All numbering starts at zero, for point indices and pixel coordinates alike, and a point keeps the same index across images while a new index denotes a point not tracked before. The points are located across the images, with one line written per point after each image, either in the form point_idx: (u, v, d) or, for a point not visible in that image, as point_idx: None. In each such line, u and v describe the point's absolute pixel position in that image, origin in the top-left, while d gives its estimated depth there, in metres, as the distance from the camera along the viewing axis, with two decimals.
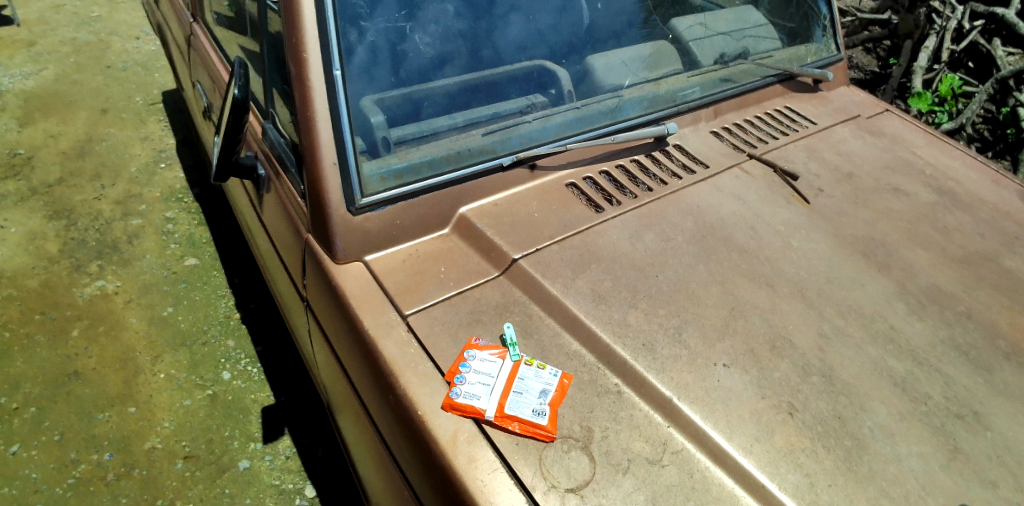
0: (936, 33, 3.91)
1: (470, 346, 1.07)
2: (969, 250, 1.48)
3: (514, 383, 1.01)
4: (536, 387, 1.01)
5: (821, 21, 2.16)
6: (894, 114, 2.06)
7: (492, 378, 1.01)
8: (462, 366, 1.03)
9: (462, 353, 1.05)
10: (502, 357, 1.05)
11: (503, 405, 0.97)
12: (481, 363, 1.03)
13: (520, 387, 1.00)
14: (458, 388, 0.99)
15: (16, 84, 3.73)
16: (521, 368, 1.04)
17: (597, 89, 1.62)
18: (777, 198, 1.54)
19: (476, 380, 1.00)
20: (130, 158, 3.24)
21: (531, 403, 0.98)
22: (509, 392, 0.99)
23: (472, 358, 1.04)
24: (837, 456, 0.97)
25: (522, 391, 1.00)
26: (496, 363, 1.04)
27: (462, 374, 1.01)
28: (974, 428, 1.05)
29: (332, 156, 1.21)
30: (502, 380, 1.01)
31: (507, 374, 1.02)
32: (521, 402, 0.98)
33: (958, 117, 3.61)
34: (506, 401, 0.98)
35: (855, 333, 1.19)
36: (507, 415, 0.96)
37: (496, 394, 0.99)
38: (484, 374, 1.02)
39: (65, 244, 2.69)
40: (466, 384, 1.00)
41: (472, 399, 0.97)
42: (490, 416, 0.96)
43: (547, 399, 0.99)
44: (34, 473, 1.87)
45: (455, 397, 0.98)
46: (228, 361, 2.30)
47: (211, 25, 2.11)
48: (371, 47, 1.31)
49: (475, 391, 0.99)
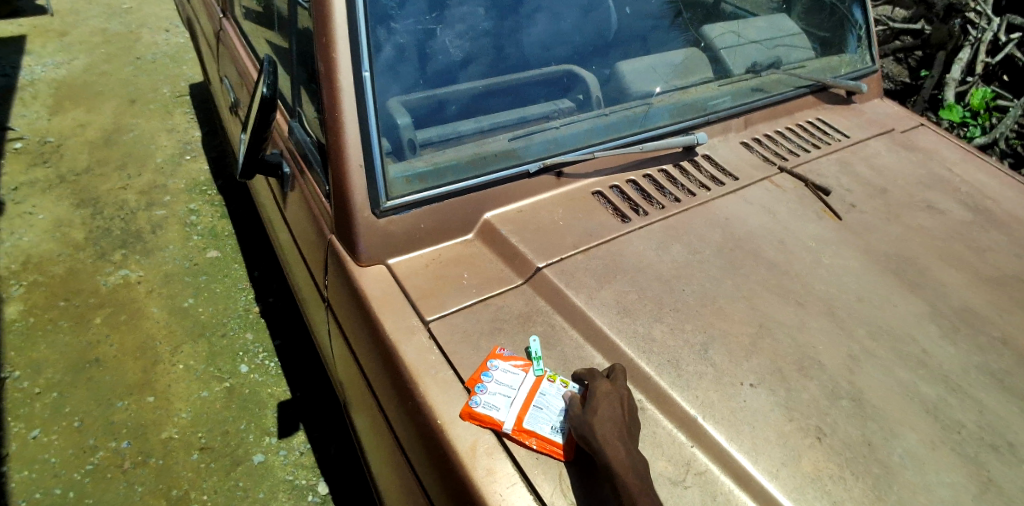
0: (971, 45, 3.83)
1: (492, 354, 1.05)
2: (1006, 272, 1.43)
3: (536, 398, 0.98)
4: (558, 405, 0.98)
5: (856, 30, 2.11)
6: (930, 129, 2.01)
7: (513, 392, 0.99)
8: (484, 374, 1.01)
9: (485, 362, 1.04)
10: (526, 369, 1.03)
11: (523, 419, 0.95)
12: (504, 374, 1.01)
13: (542, 403, 0.97)
14: (478, 397, 0.97)
15: (48, 73, 3.82)
16: (543, 383, 1.01)
17: (625, 95, 1.60)
18: (807, 212, 1.51)
19: (495, 390, 0.98)
20: (156, 149, 3.29)
21: (552, 422, 0.95)
22: (529, 406, 0.97)
23: (494, 368, 1.01)
24: (865, 484, 0.94)
25: (543, 408, 0.97)
26: (518, 375, 1.01)
27: (483, 382, 0.99)
28: (1009, 460, 1.01)
29: (358, 157, 1.20)
30: (522, 394, 0.99)
31: (529, 387, 1.00)
32: (543, 421, 0.95)
33: (990, 132, 3.53)
34: (527, 415, 0.96)
35: (885, 356, 1.15)
36: (525, 429, 0.94)
37: (517, 408, 0.96)
38: (505, 385, 0.99)
39: (90, 232, 2.73)
40: (485, 394, 0.98)
41: (491, 410, 0.96)
42: (508, 429, 0.94)
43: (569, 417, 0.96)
44: (53, 457, 1.90)
45: (474, 405, 0.97)
46: (246, 354, 2.31)
47: (240, 20, 2.13)
48: (399, 47, 1.30)
49: (494, 402, 0.97)
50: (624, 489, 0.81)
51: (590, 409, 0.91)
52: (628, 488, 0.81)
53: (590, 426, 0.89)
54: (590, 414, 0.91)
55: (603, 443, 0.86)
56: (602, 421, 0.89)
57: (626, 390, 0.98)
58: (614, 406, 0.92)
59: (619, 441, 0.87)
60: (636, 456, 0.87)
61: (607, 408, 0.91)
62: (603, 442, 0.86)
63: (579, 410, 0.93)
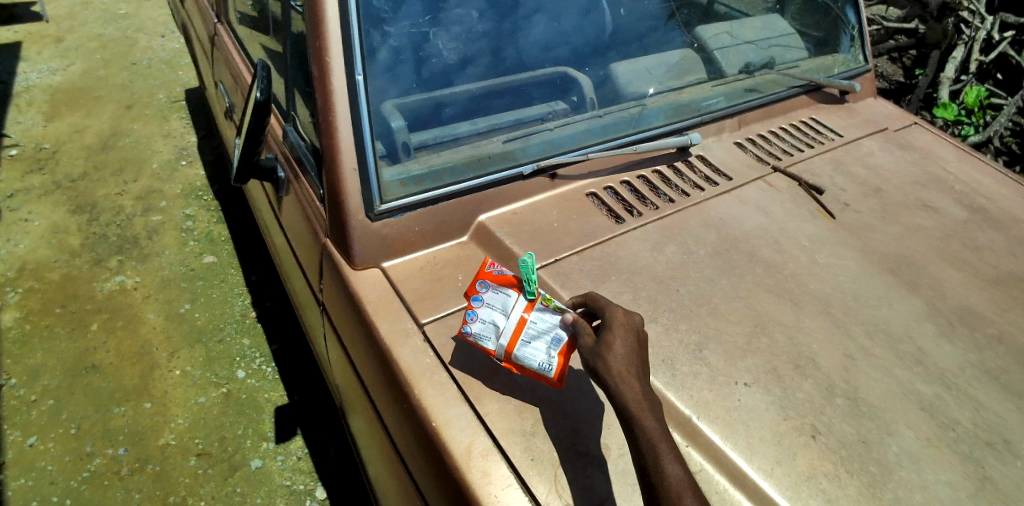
0: (964, 44, 3.84)
1: (482, 273, 1.04)
2: (1001, 270, 1.44)
3: (527, 325, 0.97)
4: (549, 333, 0.96)
5: (850, 30, 2.12)
6: (924, 127, 2.01)
7: (503, 319, 0.98)
8: (475, 298, 1.02)
9: (476, 282, 1.03)
10: (519, 293, 1.01)
11: (510, 349, 0.96)
12: (493, 297, 1.01)
13: (532, 332, 0.96)
14: (470, 326, 1.00)
15: (44, 79, 3.82)
16: (536, 308, 0.98)
17: (621, 96, 1.60)
18: (802, 211, 1.51)
19: (486, 316, 1.00)
20: (152, 154, 3.28)
21: (541, 354, 0.95)
22: (518, 336, 0.96)
23: (484, 291, 1.02)
24: (861, 481, 0.94)
25: (533, 338, 0.96)
26: (510, 299, 1.00)
27: (475, 308, 1.01)
28: (1005, 457, 1.02)
29: (352, 160, 1.21)
30: (511, 320, 0.98)
31: (521, 312, 0.98)
32: (532, 353, 0.95)
33: (985, 130, 3.53)
34: (515, 345, 0.96)
35: (881, 355, 1.15)
36: (514, 360, 0.96)
37: (504, 338, 0.97)
38: (494, 310, 1.00)
39: (86, 238, 2.72)
40: (477, 320, 1.00)
41: (482, 339, 0.99)
42: (499, 357, 0.98)
43: (559, 349, 0.95)
44: (50, 464, 1.89)
45: (466, 331, 1.01)
46: (243, 360, 2.31)
47: (235, 25, 2.13)
48: (394, 50, 1.31)
49: (485, 332, 0.99)
50: (642, 428, 0.80)
51: (604, 343, 0.89)
52: (646, 427, 0.80)
53: (603, 361, 0.86)
54: (603, 348, 0.88)
55: (620, 379, 0.83)
56: (617, 356, 0.87)
57: (638, 323, 0.95)
58: (627, 339, 0.90)
59: (635, 376, 0.84)
60: (651, 393, 0.85)
61: (621, 342, 0.89)
62: (619, 380, 0.83)
63: (591, 341, 0.90)
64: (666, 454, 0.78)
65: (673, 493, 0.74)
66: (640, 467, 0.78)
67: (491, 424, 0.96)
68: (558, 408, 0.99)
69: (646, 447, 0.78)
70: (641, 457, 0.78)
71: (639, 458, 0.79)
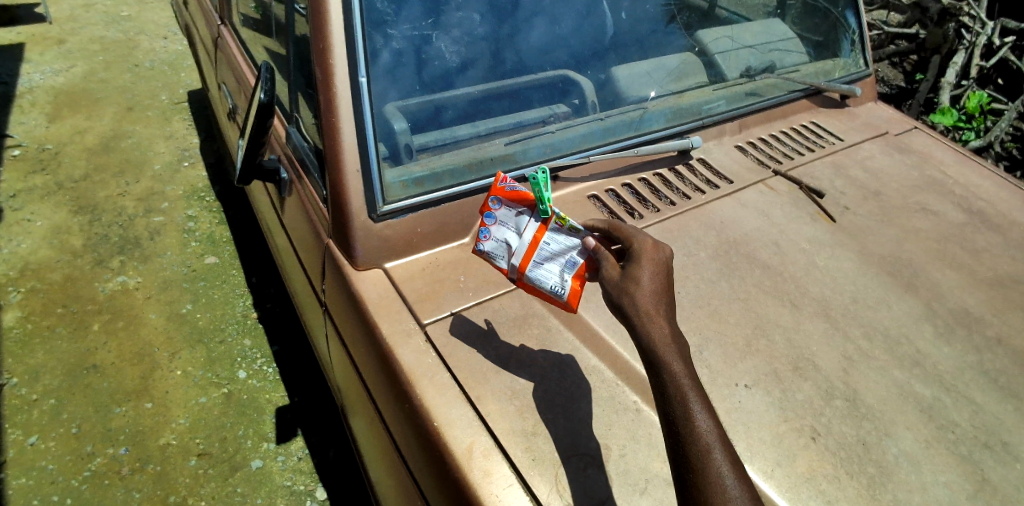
0: (965, 49, 3.85)
1: (494, 190, 1.07)
2: (1000, 273, 1.44)
3: (540, 247, 1.04)
4: (564, 256, 1.03)
5: (849, 34, 2.13)
6: (923, 131, 2.02)
7: (517, 240, 1.06)
8: (487, 215, 1.08)
9: (489, 200, 1.08)
10: (532, 211, 1.05)
11: (522, 270, 1.05)
12: (507, 216, 1.07)
13: (545, 254, 1.04)
14: (484, 243, 1.09)
15: (46, 80, 3.83)
16: (550, 229, 1.03)
17: (621, 99, 1.61)
18: (801, 214, 1.52)
19: (498, 235, 1.08)
20: (154, 155, 3.29)
21: (554, 276, 1.03)
22: (531, 258, 1.04)
23: (498, 211, 1.07)
24: (860, 483, 0.94)
25: (546, 260, 1.04)
26: (524, 219, 1.06)
27: (487, 226, 1.08)
28: (1002, 458, 1.02)
29: (354, 162, 1.21)
30: (524, 241, 1.05)
31: (534, 233, 1.04)
32: (546, 274, 1.03)
33: (985, 135, 3.54)
34: (528, 266, 1.04)
35: (880, 357, 1.16)
36: (526, 280, 1.05)
37: (517, 259, 1.05)
38: (507, 229, 1.07)
39: (88, 239, 2.73)
40: (489, 238, 1.08)
41: (496, 258, 1.08)
42: (513, 276, 1.07)
43: (574, 272, 1.02)
44: (50, 464, 1.90)
45: (479, 248, 1.09)
46: (244, 360, 2.31)
47: (238, 27, 2.14)
48: (396, 52, 1.32)
49: (498, 251, 1.08)
50: (671, 375, 0.79)
51: (631, 279, 0.89)
52: (675, 374, 0.79)
53: (630, 298, 0.86)
54: (630, 284, 0.88)
55: (646, 316, 0.84)
56: (645, 295, 0.86)
57: (668, 258, 0.95)
58: (655, 276, 0.90)
59: (662, 316, 0.84)
60: (678, 334, 0.84)
61: (648, 278, 0.89)
62: (645, 318, 0.83)
63: (617, 276, 0.91)
64: (695, 403, 0.76)
65: (700, 443, 0.74)
66: (667, 416, 0.77)
67: (491, 424, 0.96)
68: (559, 408, 1.00)
69: (674, 396, 0.77)
70: (668, 406, 0.77)
71: (665, 405, 0.78)
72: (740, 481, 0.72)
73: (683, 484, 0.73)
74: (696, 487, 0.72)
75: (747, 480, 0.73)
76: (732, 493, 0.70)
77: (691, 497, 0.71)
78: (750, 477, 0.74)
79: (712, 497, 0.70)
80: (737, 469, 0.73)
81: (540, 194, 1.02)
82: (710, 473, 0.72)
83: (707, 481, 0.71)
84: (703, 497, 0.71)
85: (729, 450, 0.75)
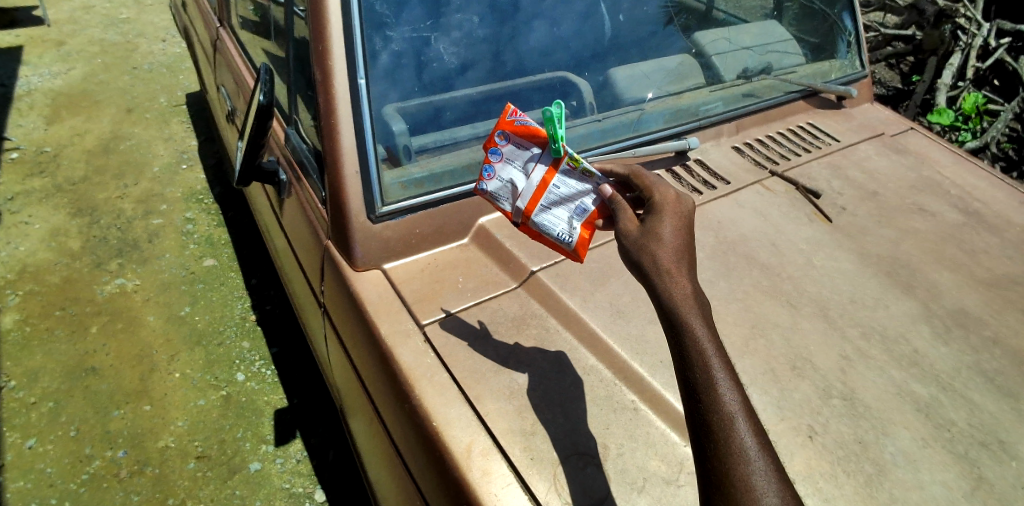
0: (961, 50, 3.87)
1: (502, 123, 1.09)
2: (996, 273, 1.45)
3: (548, 190, 1.05)
4: (573, 202, 1.05)
5: (847, 36, 2.14)
6: (920, 132, 2.03)
7: (524, 181, 1.07)
8: (494, 151, 1.10)
9: (496, 137, 1.10)
10: (543, 149, 1.05)
11: (528, 214, 1.07)
12: (514, 156, 1.08)
13: (554, 198, 1.05)
14: (489, 184, 1.11)
15: (45, 83, 3.83)
16: (560, 171, 1.04)
17: (619, 101, 1.62)
18: (799, 215, 1.53)
19: (504, 175, 1.10)
20: (152, 158, 3.29)
21: (561, 222, 1.05)
22: (538, 202, 1.06)
23: (505, 150, 1.09)
24: (857, 481, 0.94)
25: (553, 205, 1.06)
26: (533, 160, 1.06)
27: (494, 163, 1.11)
28: (999, 457, 1.03)
29: (354, 163, 1.22)
30: (531, 184, 1.06)
31: (544, 174, 1.05)
32: (553, 219, 1.06)
33: (982, 136, 3.55)
34: (534, 210, 1.06)
35: (877, 356, 1.16)
36: (531, 224, 1.08)
37: (524, 202, 1.07)
38: (514, 170, 1.08)
39: (87, 241, 2.73)
40: (495, 176, 1.11)
41: (501, 201, 1.11)
42: (518, 221, 1.09)
43: (583, 219, 1.04)
44: (49, 467, 1.89)
45: (485, 187, 1.12)
46: (243, 362, 2.31)
47: (237, 29, 2.15)
48: (396, 54, 1.32)
49: (503, 193, 1.10)
50: (694, 340, 0.74)
51: (652, 234, 0.83)
52: (698, 338, 0.74)
53: (650, 254, 0.81)
54: (651, 239, 0.82)
55: (668, 273, 0.78)
56: (666, 252, 0.81)
57: (689, 210, 0.89)
58: (677, 231, 0.84)
59: (685, 274, 0.79)
60: (701, 294, 0.79)
61: (670, 233, 0.83)
62: (667, 276, 0.78)
63: (637, 231, 0.85)
64: (719, 370, 0.72)
65: (723, 414, 0.70)
66: (687, 382, 0.73)
67: (490, 424, 0.97)
68: (558, 408, 1.01)
69: (696, 362, 0.73)
70: (690, 372, 0.73)
71: (686, 371, 0.73)
72: (764, 451, 0.69)
73: (703, 454, 0.70)
74: (717, 458, 0.69)
75: (770, 450, 0.70)
76: (755, 465, 0.68)
77: (711, 467, 0.69)
78: (773, 448, 0.71)
79: (734, 468, 0.68)
80: (761, 439, 0.70)
81: (553, 132, 1.01)
82: (733, 443, 0.69)
83: (729, 453, 0.68)
84: (724, 468, 0.68)
85: (753, 419, 0.72)
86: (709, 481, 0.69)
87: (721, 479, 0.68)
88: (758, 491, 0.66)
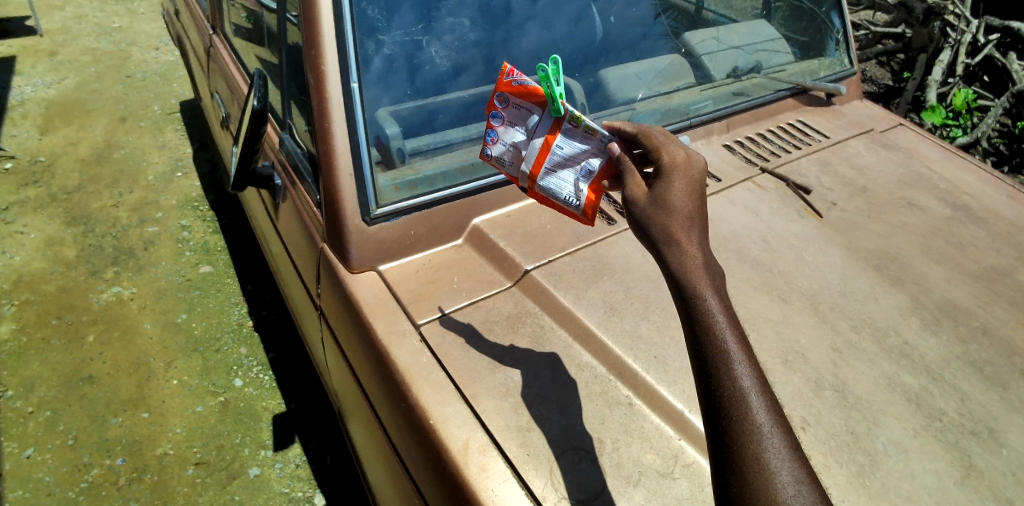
0: (950, 47, 3.90)
1: (501, 85, 1.08)
2: (984, 265, 1.46)
3: (552, 152, 1.06)
4: (578, 163, 1.05)
5: (835, 34, 2.16)
6: (908, 128, 2.05)
7: (527, 144, 1.08)
8: (495, 114, 1.10)
9: (496, 96, 1.09)
10: (543, 110, 1.05)
11: (534, 177, 1.09)
12: (513, 117, 1.08)
13: (558, 159, 1.06)
14: (493, 146, 1.12)
15: (38, 92, 3.83)
16: (563, 132, 1.04)
17: (610, 101, 1.64)
18: (789, 211, 1.54)
19: (507, 138, 1.10)
20: (147, 165, 3.30)
21: (567, 185, 1.06)
22: (542, 165, 1.07)
23: (505, 109, 1.08)
24: (849, 471, 0.95)
25: (558, 167, 1.06)
26: (534, 119, 1.06)
27: (496, 128, 1.10)
28: (989, 446, 1.04)
29: (348, 166, 1.23)
30: (535, 146, 1.07)
31: (546, 135, 1.05)
32: (558, 182, 1.07)
33: (972, 132, 3.57)
34: (540, 173, 1.08)
35: (868, 348, 1.18)
36: (537, 186, 1.09)
37: (528, 166, 1.08)
38: (515, 131, 1.09)
39: (82, 250, 2.73)
40: (499, 140, 1.11)
41: (506, 165, 1.12)
42: (524, 184, 1.11)
43: (589, 180, 1.05)
44: (47, 475, 1.90)
45: (490, 151, 1.13)
46: (241, 368, 2.31)
47: (230, 36, 2.16)
48: (388, 58, 1.33)
49: (506, 156, 1.11)
50: (705, 313, 0.73)
51: (661, 202, 0.81)
52: (709, 311, 0.73)
53: (660, 223, 0.79)
54: (660, 207, 0.81)
55: (678, 244, 0.77)
56: (676, 220, 0.79)
57: (701, 171, 0.86)
58: (687, 197, 0.82)
59: (695, 243, 0.77)
60: (712, 263, 0.78)
61: (679, 200, 0.81)
62: (677, 247, 0.77)
63: (646, 199, 0.83)
64: (731, 344, 0.71)
65: (736, 391, 0.69)
66: (698, 357, 0.72)
67: (487, 422, 0.98)
68: (553, 405, 1.02)
69: (707, 336, 0.72)
70: (700, 345, 0.72)
71: (696, 344, 0.73)
72: (778, 427, 0.69)
73: (715, 431, 0.70)
74: (729, 433, 0.68)
75: (786, 426, 0.70)
76: (768, 443, 0.67)
77: (722, 446, 0.69)
78: (788, 423, 0.70)
79: (746, 444, 0.67)
80: (776, 415, 0.69)
81: (551, 90, 1.01)
82: (746, 421, 0.68)
83: (741, 429, 0.68)
84: (736, 445, 0.68)
85: (768, 394, 0.71)
86: (720, 457, 0.69)
87: (732, 457, 0.67)
88: (769, 468, 0.66)
